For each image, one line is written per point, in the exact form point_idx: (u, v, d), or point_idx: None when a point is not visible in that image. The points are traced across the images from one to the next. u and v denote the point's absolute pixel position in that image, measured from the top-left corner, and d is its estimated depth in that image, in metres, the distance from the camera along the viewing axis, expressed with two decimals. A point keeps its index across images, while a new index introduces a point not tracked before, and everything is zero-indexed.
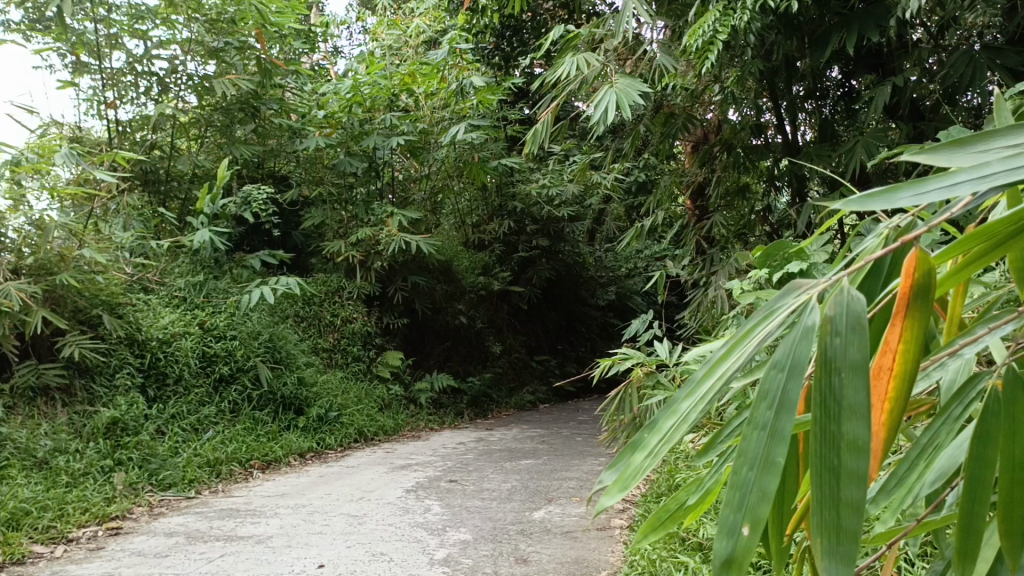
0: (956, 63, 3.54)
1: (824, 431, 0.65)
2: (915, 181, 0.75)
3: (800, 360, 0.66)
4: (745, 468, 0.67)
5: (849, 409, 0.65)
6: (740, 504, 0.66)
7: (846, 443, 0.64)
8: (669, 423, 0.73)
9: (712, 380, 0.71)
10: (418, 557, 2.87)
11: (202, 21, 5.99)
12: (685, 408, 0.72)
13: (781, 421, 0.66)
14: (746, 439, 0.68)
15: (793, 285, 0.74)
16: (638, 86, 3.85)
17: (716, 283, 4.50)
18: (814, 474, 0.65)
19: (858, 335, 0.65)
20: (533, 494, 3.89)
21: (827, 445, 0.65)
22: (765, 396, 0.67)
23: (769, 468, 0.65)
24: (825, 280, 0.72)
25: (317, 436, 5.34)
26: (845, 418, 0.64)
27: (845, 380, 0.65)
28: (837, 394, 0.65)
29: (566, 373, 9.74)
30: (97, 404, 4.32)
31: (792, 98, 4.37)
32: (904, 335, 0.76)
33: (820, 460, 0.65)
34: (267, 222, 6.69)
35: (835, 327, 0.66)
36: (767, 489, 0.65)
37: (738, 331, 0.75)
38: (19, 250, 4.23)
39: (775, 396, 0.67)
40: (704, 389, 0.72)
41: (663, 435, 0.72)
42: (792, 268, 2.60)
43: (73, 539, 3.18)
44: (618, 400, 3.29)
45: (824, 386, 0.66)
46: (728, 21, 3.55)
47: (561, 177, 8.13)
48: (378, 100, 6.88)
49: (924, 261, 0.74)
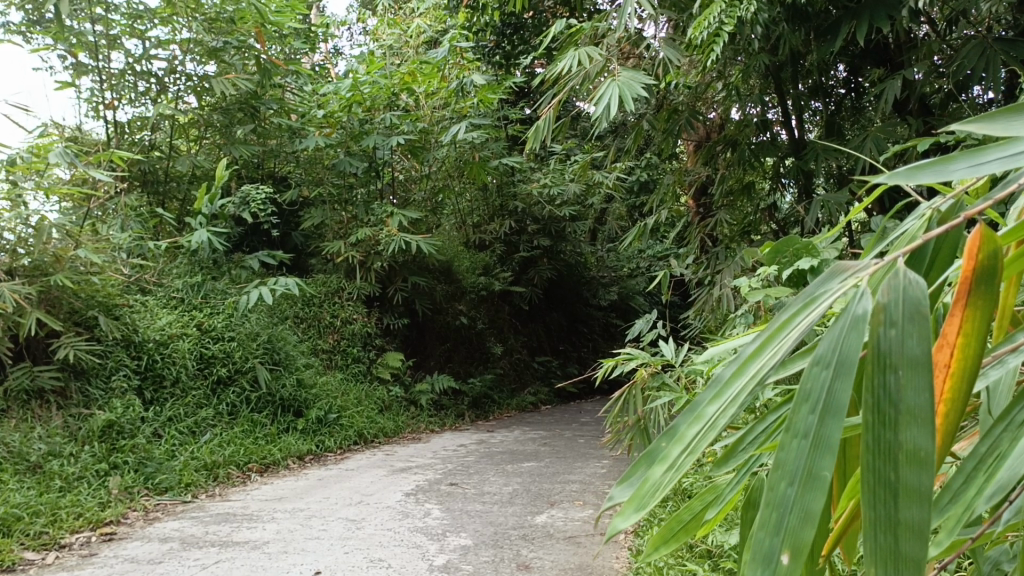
0: (967, 55, 3.47)
1: (876, 440, 0.56)
2: (973, 152, 0.69)
3: (848, 357, 0.57)
4: (784, 483, 0.58)
5: (908, 413, 0.55)
6: (777, 526, 0.57)
7: (904, 455, 0.55)
8: (694, 431, 0.65)
9: (741, 381, 0.63)
10: (417, 563, 2.81)
11: (200, 20, 5.92)
12: (711, 413, 0.65)
13: (823, 428, 0.57)
14: (784, 449, 0.59)
15: (836, 269, 0.66)
16: (640, 79, 3.79)
17: (721, 282, 4.44)
18: (866, 489, 0.56)
19: (916, 325, 0.56)
20: (535, 498, 3.83)
21: (882, 458, 0.55)
22: (806, 399, 0.59)
23: (811, 484, 0.56)
24: (875, 262, 0.63)
25: (317, 438, 5.28)
26: (903, 425, 0.55)
27: (901, 380, 0.56)
28: (892, 396, 0.56)
29: (568, 374, 9.68)
30: (93, 407, 4.27)
31: (797, 94, 4.31)
32: (965, 327, 0.67)
33: (874, 474, 0.55)
34: (266, 222, 6.64)
35: (889, 317, 0.57)
36: (811, 509, 0.56)
37: (773, 323, 0.66)
38: (14, 250, 4.17)
39: (819, 399, 0.58)
40: (733, 391, 0.64)
41: (686, 445, 0.65)
42: (803, 265, 2.49)
43: (65, 545, 3.13)
44: (621, 401, 3.19)
45: (877, 387, 0.56)
46: (734, 13, 3.47)
47: (562, 177, 7.99)
48: (378, 100, 6.81)
49: (989, 240, 0.66)
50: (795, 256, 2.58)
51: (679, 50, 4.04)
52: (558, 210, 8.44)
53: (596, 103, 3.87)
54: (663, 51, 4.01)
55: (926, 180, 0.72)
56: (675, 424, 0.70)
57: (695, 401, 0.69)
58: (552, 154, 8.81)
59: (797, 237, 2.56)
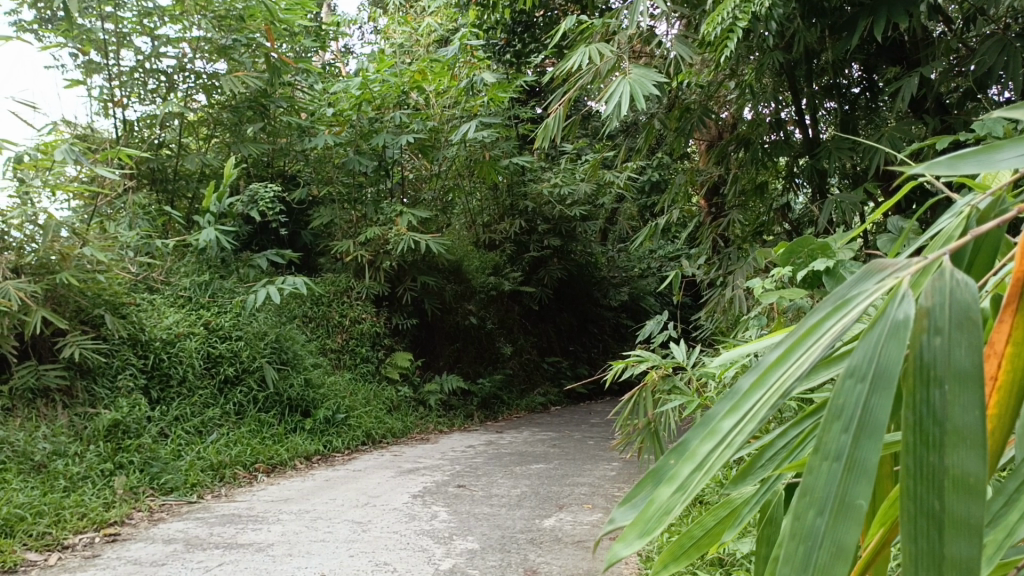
0: (987, 51, 3.39)
1: (918, 464, 0.51)
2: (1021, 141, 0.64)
3: (888, 368, 0.52)
4: (813, 511, 0.53)
5: (955, 433, 0.50)
6: (806, 559, 0.52)
7: (950, 480, 0.49)
8: (708, 446, 0.60)
9: (763, 393, 0.58)
10: (423, 567, 2.76)
11: (210, 17, 5.87)
12: (728, 427, 0.59)
13: (859, 450, 0.52)
14: (813, 471, 0.54)
15: (869, 268, 0.60)
16: (652, 76, 3.73)
17: (734, 283, 4.37)
18: (907, 517, 0.51)
19: (965, 333, 0.51)
20: (544, 501, 3.77)
21: (924, 484, 0.50)
22: (840, 415, 0.54)
23: (845, 512, 0.51)
24: (913, 261, 0.58)
25: (325, 438, 5.24)
26: (949, 447, 0.50)
27: (948, 395, 0.50)
28: (937, 414, 0.51)
29: (578, 375, 9.61)
30: (98, 406, 4.25)
31: (811, 92, 4.23)
32: (1015, 334, 0.62)
33: (916, 502, 0.50)
34: (274, 221, 6.61)
35: (934, 324, 0.52)
36: (844, 542, 0.50)
37: (798, 328, 0.61)
38: (21, 249, 4.17)
39: (854, 417, 0.53)
40: (752, 403, 0.58)
41: (699, 463, 0.59)
42: (818, 267, 2.40)
43: (68, 546, 3.10)
44: (631, 403, 3.12)
45: (919, 404, 0.51)
46: (748, 9, 3.41)
47: (573, 176, 8.09)
48: (388, 98, 6.77)
49: None
50: (809, 257, 2.50)
51: (691, 47, 3.98)
52: (569, 210, 8.39)
53: (607, 101, 3.81)
54: (674, 48, 3.95)
55: (970, 171, 0.67)
56: (686, 440, 0.65)
57: (709, 413, 0.63)
58: (563, 154, 8.74)
59: (812, 237, 2.48)
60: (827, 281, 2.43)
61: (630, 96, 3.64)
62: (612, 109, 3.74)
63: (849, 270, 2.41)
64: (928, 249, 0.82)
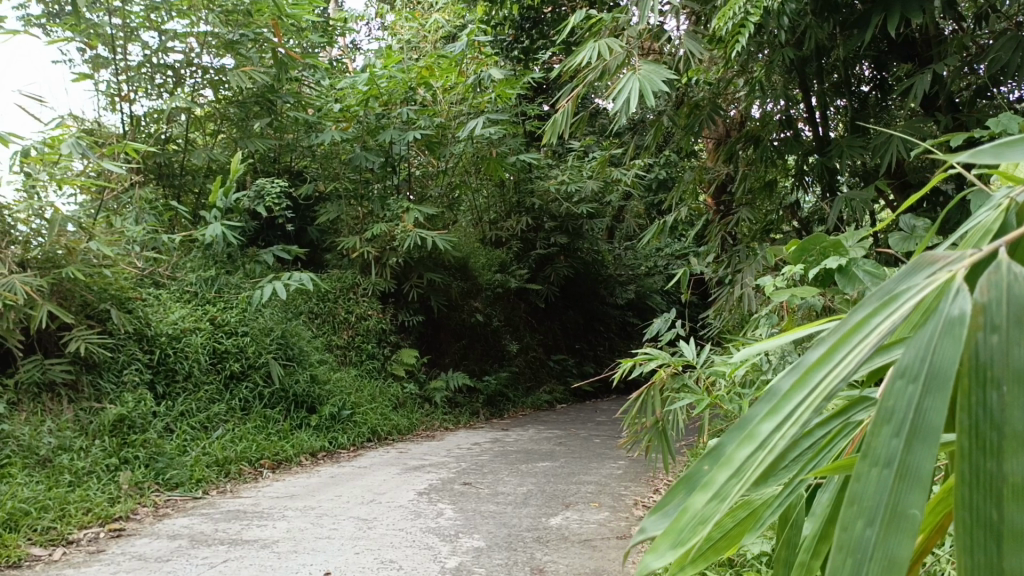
0: (1002, 47, 3.36)
1: (975, 470, 0.45)
2: None
3: (942, 369, 0.46)
4: (861, 523, 0.48)
5: (1014, 437, 0.44)
6: (853, 574, 0.47)
7: (1011, 489, 0.44)
8: (746, 452, 0.56)
9: (806, 395, 0.53)
10: (428, 565, 2.74)
11: (217, 12, 5.86)
12: (768, 431, 0.55)
13: (911, 456, 0.47)
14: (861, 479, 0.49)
15: (924, 260, 0.55)
16: (661, 72, 3.70)
17: (742, 281, 4.33)
18: (961, 528, 0.45)
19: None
20: (550, 499, 3.74)
21: (981, 493, 0.45)
22: (888, 417, 0.49)
23: (896, 524, 0.46)
24: (971, 250, 0.52)
25: (330, 435, 5.23)
26: (1008, 452, 0.44)
27: (1006, 397, 0.45)
28: (993, 416, 0.45)
29: (584, 373, 9.58)
30: (104, 400, 4.24)
31: (822, 89, 4.20)
32: None
33: (972, 514, 0.45)
34: (281, 216, 6.60)
35: (991, 319, 0.45)
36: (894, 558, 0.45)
37: (845, 324, 0.56)
38: (27, 243, 4.16)
39: (904, 419, 0.48)
40: (794, 406, 0.54)
41: (737, 470, 0.55)
42: (829, 264, 2.38)
43: (73, 541, 3.09)
44: (639, 401, 3.09)
45: (974, 405, 0.46)
46: (759, 4, 3.38)
47: (580, 174, 8.08)
48: (395, 95, 6.75)
49: None
50: (821, 254, 2.49)
51: (701, 43, 3.95)
52: (575, 207, 8.36)
53: (616, 97, 3.78)
54: (684, 44, 3.92)
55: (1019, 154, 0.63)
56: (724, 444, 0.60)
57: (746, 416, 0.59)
58: (570, 151, 8.72)
59: (824, 233, 2.47)
60: (838, 278, 2.41)
61: (639, 92, 3.61)
62: (621, 105, 3.72)
63: (861, 267, 2.39)
64: (966, 238, 0.76)
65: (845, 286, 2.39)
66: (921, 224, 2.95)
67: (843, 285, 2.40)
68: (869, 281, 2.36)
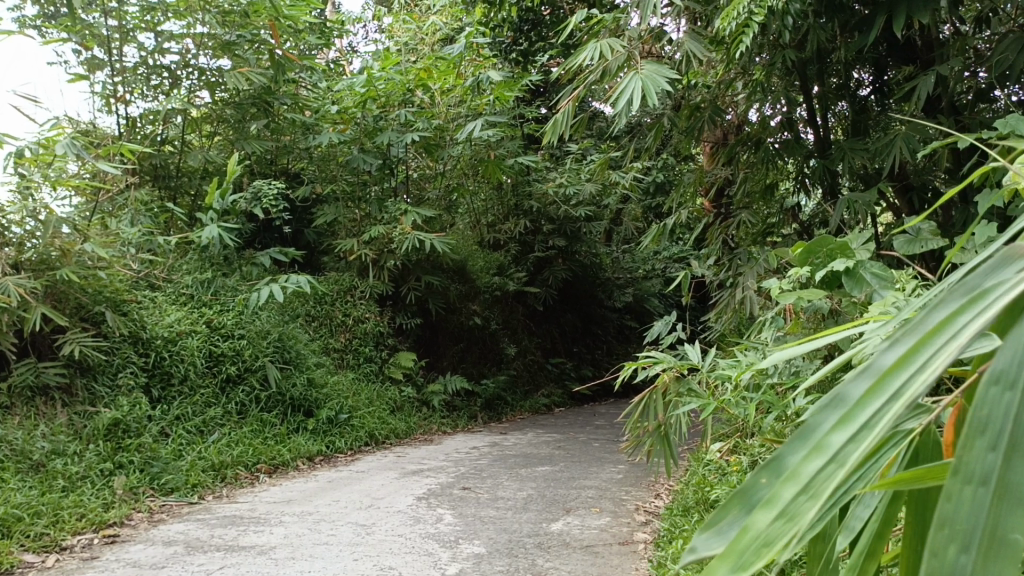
0: (1006, 49, 3.33)
1: None
2: None
3: None
4: (955, 550, 0.43)
5: None
6: None
7: None
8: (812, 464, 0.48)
9: (889, 402, 0.46)
10: (428, 572, 2.69)
11: (215, 13, 5.81)
12: (839, 442, 0.47)
13: (1012, 473, 0.43)
14: (950, 501, 0.45)
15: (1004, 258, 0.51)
16: (665, 71, 3.66)
17: (744, 284, 4.29)
18: None
19: None
20: (551, 504, 3.70)
21: None
22: (984, 433, 0.46)
23: (999, 552, 0.42)
24: None
25: (327, 439, 5.17)
26: None
27: None
28: None
29: (582, 377, 9.53)
30: (98, 404, 4.19)
31: (824, 91, 4.17)
32: None
33: None
34: (278, 218, 6.55)
35: None
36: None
37: (918, 324, 0.50)
38: (21, 244, 4.11)
39: (1001, 433, 0.45)
40: (872, 412, 0.47)
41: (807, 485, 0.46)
42: (836, 266, 2.40)
43: (66, 548, 3.04)
44: (642, 405, 3.04)
45: None
46: (764, 3, 3.34)
47: (578, 176, 8.05)
48: (393, 96, 6.70)
49: None
50: (828, 257, 2.50)
51: (704, 44, 3.91)
52: (574, 210, 8.32)
53: (618, 98, 3.75)
54: (686, 45, 3.89)
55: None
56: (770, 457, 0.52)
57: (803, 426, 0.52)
58: (568, 154, 8.68)
59: (831, 236, 2.49)
60: (845, 281, 2.42)
61: (642, 92, 3.57)
62: (624, 105, 3.68)
63: (869, 269, 2.41)
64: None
65: (852, 289, 2.40)
66: (926, 227, 2.92)
67: (851, 288, 2.41)
68: (876, 284, 2.37)
